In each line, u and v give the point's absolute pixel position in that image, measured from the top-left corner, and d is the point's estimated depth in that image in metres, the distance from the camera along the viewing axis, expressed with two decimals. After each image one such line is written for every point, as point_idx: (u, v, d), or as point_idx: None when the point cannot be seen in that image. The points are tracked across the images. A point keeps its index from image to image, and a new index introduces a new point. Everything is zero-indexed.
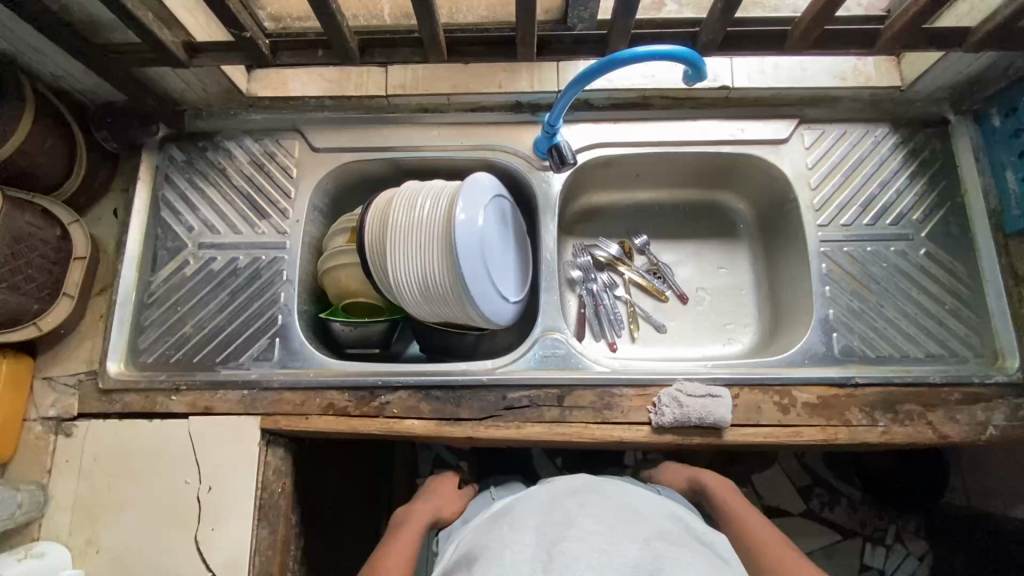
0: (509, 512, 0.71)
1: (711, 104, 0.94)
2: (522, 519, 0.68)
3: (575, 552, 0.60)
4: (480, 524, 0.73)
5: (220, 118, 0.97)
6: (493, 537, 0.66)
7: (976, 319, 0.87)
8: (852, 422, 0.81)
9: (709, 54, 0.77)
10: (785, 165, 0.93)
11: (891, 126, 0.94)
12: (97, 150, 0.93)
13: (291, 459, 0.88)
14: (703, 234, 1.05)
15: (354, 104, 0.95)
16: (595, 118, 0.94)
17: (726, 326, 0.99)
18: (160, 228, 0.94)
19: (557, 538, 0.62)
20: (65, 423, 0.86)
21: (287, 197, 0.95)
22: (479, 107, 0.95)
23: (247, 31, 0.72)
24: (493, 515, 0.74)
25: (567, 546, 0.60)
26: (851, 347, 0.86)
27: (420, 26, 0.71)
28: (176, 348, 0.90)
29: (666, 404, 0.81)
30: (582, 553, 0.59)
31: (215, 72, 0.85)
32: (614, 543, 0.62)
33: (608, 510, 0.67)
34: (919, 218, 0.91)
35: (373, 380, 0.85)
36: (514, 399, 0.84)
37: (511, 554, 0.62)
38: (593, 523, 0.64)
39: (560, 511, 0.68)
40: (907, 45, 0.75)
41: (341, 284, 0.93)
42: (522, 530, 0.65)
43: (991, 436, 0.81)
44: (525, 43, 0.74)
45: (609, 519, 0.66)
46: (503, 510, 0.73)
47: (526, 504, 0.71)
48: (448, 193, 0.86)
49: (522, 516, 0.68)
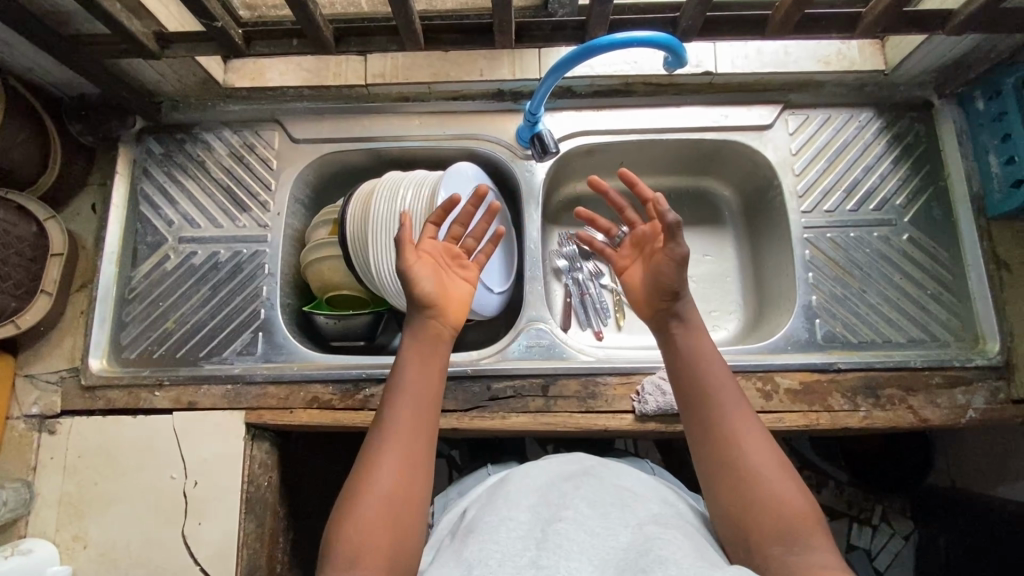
0: (505, 488, 0.68)
1: (695, 90, 0.93)
2: (518, 499, 0.64)
3: (568, 534, 0.55)
4: (476, 497, 0.71)
5: (197, 110, 0.96)
6: (487, 510, 0.63)
7: (958, 303, 0.87)
8: (834, 408, 0.82)
9: (689, 40, 0.75)
10: (769, 152, 0.93)
11: (875, 111, 0.93)
12: (73, 144, 0.91)
13: (275, 453, 0.89)
14: (689, 220, 1.05)
15: (333, 94, 0.94)
16: (577, 105, 0.93)
17: (712, 313, 0.99)
18: (139, 222, 0.93)
19: (552, 518, 0.58)
20: (48, 421, 0.85)
21: (267, 189, 0.94)
22: (459, 96, 0.94)
23: (218, 21, 0.70)
24: (487, 489, 0.72)
25: (562, 527, 0.56)
26: (834, 333, 0.87)
27: (395, 13, 0.70)
28: (158, 344, 0.89)
29: (650, 392, 0.82)
30: (575, 535, 0.55)
31: (189, 63, 0.84)
32: (605, 527, 0.57)
33: (604, 494, 0.63)
34: (902, 203, 0.91)
35: (356, 373, 0.85)
36: (499, 389, 0.84)
37: (505, 532, 0.57)
38: (587, 507, 0.60)
39: (556, 493, 0.63)
40: (889, 28, 0.74)
41: (324, 277, 0.92)
42: (518, 509, 0.62)
43: (971, 419, 0.82)
44: (503, 30, 0.73)
45: (603, 501, 0.61)
46: (497, 488, 0.70)
47: (520, 484, 0.68)
48: (430, 182, 0.85)
49: (517, 494, 0.65)
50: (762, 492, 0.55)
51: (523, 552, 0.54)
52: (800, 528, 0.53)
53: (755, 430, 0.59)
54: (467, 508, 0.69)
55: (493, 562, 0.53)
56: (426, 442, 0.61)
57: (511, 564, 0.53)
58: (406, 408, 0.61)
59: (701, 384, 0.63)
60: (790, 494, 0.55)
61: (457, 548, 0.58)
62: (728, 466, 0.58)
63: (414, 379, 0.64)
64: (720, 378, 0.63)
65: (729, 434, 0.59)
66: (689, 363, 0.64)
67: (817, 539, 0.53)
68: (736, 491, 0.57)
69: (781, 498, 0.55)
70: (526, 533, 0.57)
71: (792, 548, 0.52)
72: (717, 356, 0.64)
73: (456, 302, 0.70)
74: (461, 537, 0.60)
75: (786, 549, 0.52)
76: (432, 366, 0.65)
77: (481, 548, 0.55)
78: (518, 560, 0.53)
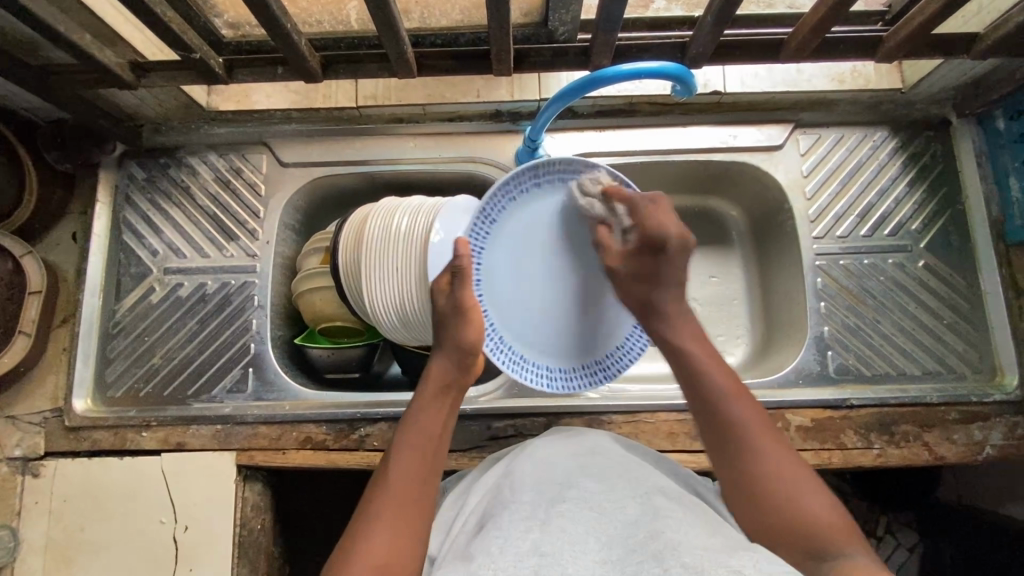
0: (509, 466, 0.63)
1: (702, 110, 0.88)
2: (521, 480, 0.59)
3: (571, 515, 0.51)
4: (479, 474, 0.66)
5: (181, 133, 0.91)
6: (493, 499, 0.58)
7: (975, 333, 0.84)
8: (846, 446, 0.79)
9: (700, 65, 0.72)
10: (779, 174, 0.89)
11: (890, 130, 0.89)
12: (51, 172, 0.87)
13: (268, 493, 0.86)
14: (696, 241, 1.00)
15: (323, 117, 0.89)
16: (578, 127, 0.89)
17: (718, 337, 0.96)
18: (122, 252, 0.89)
19: (555, 498, 0.54)
20: (32, 463, 0.82)
21: (255, 217, 0.89)
22: (455, 117, 0.90)
23: (196, 52, 0.67)
24: (496, 462, 0.67)
25: (566, 508, 0.52)
26: (846, 366, 0.84)
27: (387, 45, 0.67)
28: (144, 381, 0.86)
29: (600, 204, 0.72)
30: (581, 516, 0.51)
31: (170, 90, 0.80)
32: (613, 500, 0.53)
33: (610, 469, 0.58)
34: (918, 228, 0.87)
35: (350, 413, 0.82)
36: (499, 429, 0.81)
37: (508, 516, 0.53)
38: (592, 480, 0.56)
39: (560, 471, 0.59)
40: (911, 52, 0.70)
41: (316, 307, 0.87)
42: (521, 490, 0.57)
43: (988, 456, 0.79)
44: (500, 59, 0.70)
45: (606, 472, 0.58)
46: (503, 468, 0.64)
47: (529, 463, 0.62)
48: (427, 209, 0.76)
49: (523, 476, 0.59)
50: (793, 505, 0.56)
51: (525, 536, 0.50)
52: (831, 539, 0.54)
53: (777, 440, 0.60)
54: (472, 488, 0.64)
55: (495, 550, 0.49)
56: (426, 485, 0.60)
57: (513, 550, 0.49)
58: (408, 455, 0.62)
59: (719, 407, 0.62)
60: (826, 509, 0.56)
61: (469, 539, 0.53)
62: (756, 482, 0.58)
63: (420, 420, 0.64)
64: (734, 395, 0.62)
65: (755, 450, 0.59)
66: (707, 389, 0.63)
67: (854, 549, 0.53)
68: (775, 521, 0.56)
69: (811, 508, 0.55)
70: (529, 514, 0.52)
71: (831, 555, 0.53)
72: (730, 387, 0.63)
73: (454, 354, 0.67)
74: (466, 534, 0.55)
75: (826, 561, 0.53)
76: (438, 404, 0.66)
77: (484, 541, 0.50)
78: (519, 547, 0.48)
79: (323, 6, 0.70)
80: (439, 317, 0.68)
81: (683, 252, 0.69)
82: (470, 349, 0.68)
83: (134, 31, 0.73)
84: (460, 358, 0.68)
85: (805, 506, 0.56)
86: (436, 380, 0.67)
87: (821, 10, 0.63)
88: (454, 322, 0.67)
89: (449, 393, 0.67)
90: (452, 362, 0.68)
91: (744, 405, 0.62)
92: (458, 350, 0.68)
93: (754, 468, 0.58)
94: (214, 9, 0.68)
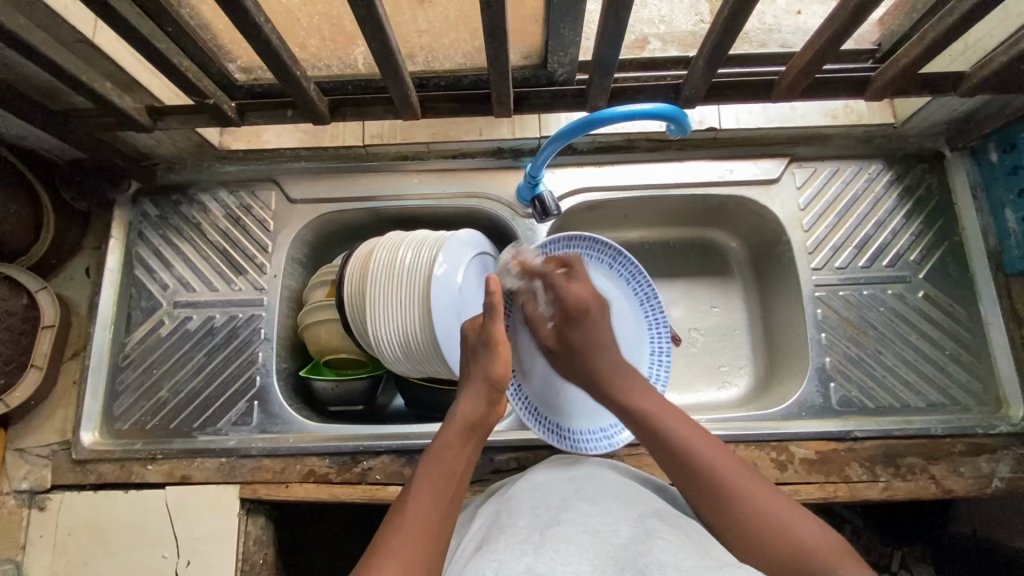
0: (507, 495, 0.63)
1: (699, 145, 0.91)
2: (518, 506, 0.59)
3: (566, 537, 0.51)
4: (477, 506, 0.66)
5: (194, 171, 0.94)
6: (490, 527, 0.57)
7: (977, 364, 0.84)
8: (852, 479, 0.79)
9: (693, 105, 0.74)
10: (777, 207, 0.90)
11: (885, 163, 0.91)
12: (66, 210, 0.91)
13: (271, 527, 0.86)
14: (695, 272, 1.01)
15: (331, 155, 0.93)
16: (579, 162, 0.91)
17: (720, 369, 0.95)
18: (133, 287, 0.91)
19: (550, 522, 0.54)
20: (39, 496, 0.83)
21: (263, 251, 0.92)
22: (458, 154, 0.93)
23: (210, 98, 0.70)
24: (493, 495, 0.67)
25: (560, 530, 0.52)
26: (849, 398, 0.84)
27: (392, 89, 0.69)
28: (152, 413, 0.87)
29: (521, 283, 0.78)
30: (573, 538, 0.51)
31: (184, 131, 0.83)
32: (606, 524, 0.53)
33: (607, 494, 0.58)
34: (916, 259, 0.88)
35: (354, 446, 0.82)
36: (501, 462, 0.81)
37: (504, 539, 0.53)
38: (586, 504, 0.56)
39: (557, 495, 0.59)
40: (900, 90, 0.72)
41: (321, 340, 0.88)
42: (517, 514, 0.57)
43: (996, 489, 0.78)
44: (500, 102, 0.73)
45: (601, 497, 0.58)
46: (501, 498, 0.63)
47: (526, 489, 0.62)
48: (430, 243, 0.79)
49: (519, 503, 0.59)
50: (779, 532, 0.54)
51: (520, 557, 0.49)
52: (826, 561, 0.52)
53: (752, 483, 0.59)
54: (471, 520, 0.63)
55: (488, 570, 0.48)
56: (445, 521, 0.57)
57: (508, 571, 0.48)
58: (425, 495, 0.58)
59: (686, 454, 0.61)
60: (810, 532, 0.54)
61: (466, 564, 0.52)
62: (756, 542, 0.55)
63: (439, 458, 0.62)
64: (706, 440, 0.62)
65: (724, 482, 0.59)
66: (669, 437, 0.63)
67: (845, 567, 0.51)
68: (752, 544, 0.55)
69: (800, 536, 0.54)
70: (524, 538, 0.52)
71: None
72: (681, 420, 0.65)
73: (482, 389, 0.66)
74: (460, 560, 0.55)
75: None
76: (462, 442, 0.64)
77: (478, 562, 0.50)
78: (513, 567, 0.48)
79: (332, 51, 0.72)
80: (469, 350, 0.69)
81: (602, 314, 0.75)
82: (495, 382, 0.67)
83: (150, 76, 0.76)
84: (488, 393, 0.67)
85: (794, 535, 0.54)
86: (460, 420, 0.65)
87: (810, 53, 0.65)
88: (486, 357, 0.67)
89: (471, 435, 0.65)
90: (479, 398, 0.66)
91: (710, 448, 0.62)
92: (486, 383, 0.67)
93: (739, 507, 0.57)
94: (229, 55, 0.71)
